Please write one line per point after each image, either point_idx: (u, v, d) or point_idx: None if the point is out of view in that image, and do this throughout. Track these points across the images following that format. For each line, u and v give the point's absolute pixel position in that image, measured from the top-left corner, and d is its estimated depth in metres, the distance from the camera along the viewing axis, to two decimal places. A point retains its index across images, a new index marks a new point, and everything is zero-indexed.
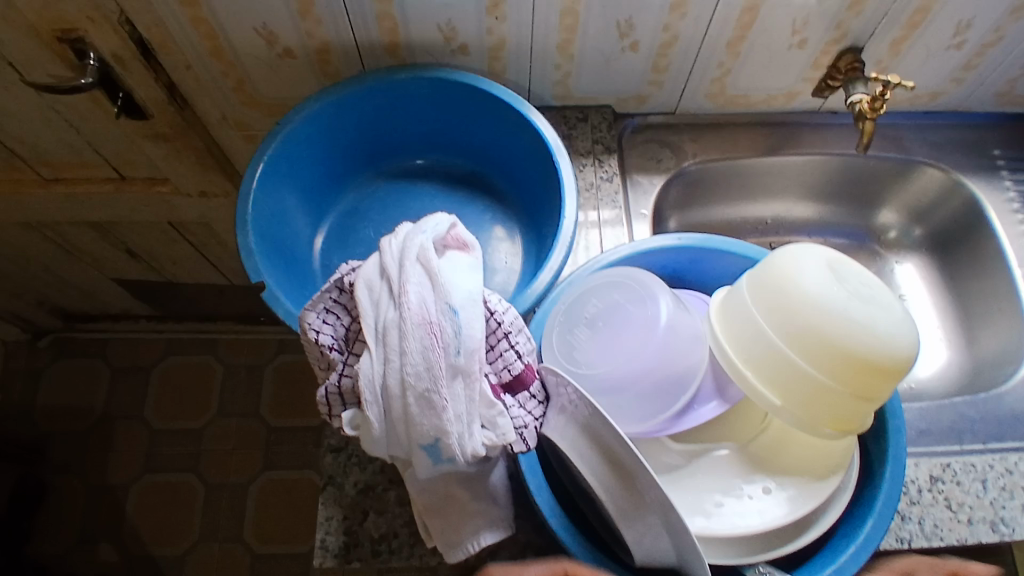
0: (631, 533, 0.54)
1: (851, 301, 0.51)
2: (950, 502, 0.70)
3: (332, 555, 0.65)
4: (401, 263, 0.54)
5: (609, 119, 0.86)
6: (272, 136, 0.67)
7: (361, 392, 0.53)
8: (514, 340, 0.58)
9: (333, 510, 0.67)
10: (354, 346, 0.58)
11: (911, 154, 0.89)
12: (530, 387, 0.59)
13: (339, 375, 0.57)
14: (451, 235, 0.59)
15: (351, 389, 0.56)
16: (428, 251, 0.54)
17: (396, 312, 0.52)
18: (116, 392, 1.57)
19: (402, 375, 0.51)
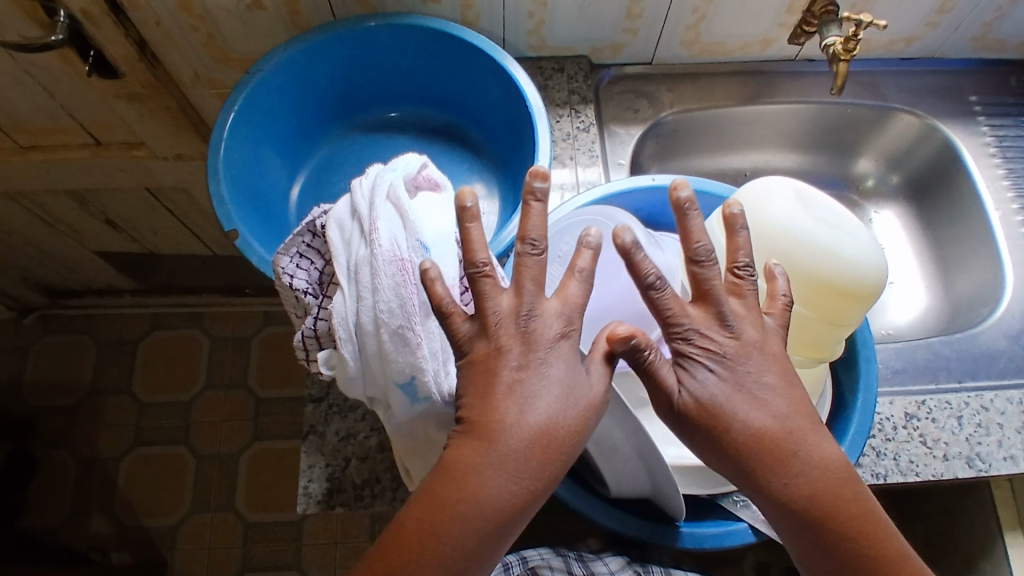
0: (607, 463, 0.54)
1: (814, 227, 0.51)
2: (925, 439, 0.70)
3: (316, 501, 0.66)
4: (372, 201, 0.54)
5: (585, 69, 0.85)
6: (243, 84, 0.67)
7: (335, 331, 0.53)
8: None
9: (317, 459, 0.67)
10: (327, 288, 0.58)
11: (886, 100, 0.89)
12: None
13: (314, 318, 0.56)
14: (421, 177, 0.59)
15: (327, 332, 0.56)
16: (397, 190, 0.55)
17: (367, 250, 0.52)
18: (104, 367, 1.57)
19: (375, 312, 0.51)
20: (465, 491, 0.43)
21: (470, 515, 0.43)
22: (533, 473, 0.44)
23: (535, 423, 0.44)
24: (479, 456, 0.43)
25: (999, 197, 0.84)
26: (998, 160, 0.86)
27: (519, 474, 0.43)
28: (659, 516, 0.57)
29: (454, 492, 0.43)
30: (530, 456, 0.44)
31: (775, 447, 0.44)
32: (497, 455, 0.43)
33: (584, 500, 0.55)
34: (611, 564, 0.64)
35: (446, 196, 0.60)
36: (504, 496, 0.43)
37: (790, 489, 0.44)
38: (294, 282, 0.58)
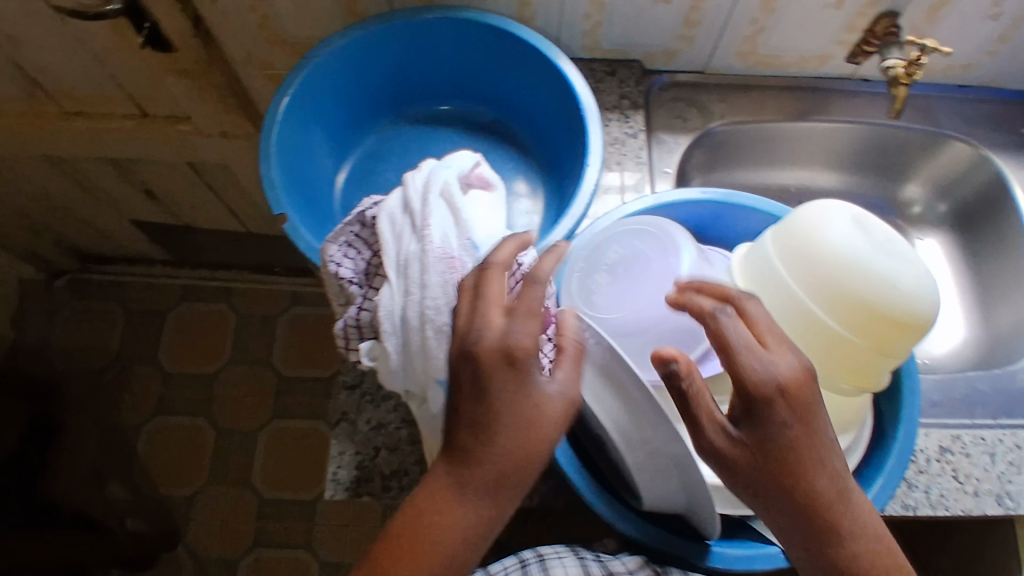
0: (645, 478, 0.54)
1: (875, 253, 0.50)
2: (956, 474, 0.69)
3: (344, 488, 0.66)
4: (425, 196, 0.55)
5: (637, 74, 0.85)
6: (299, 68, 0.67)
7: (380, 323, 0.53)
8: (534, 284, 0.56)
9: (348, 446, 0.68)
10: (372, 279, 0.58)
11: (940, 126, 0.87)
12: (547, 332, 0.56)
13: (358, 308, 0.57)
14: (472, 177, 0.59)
15: (369, 323, 0.56)
16: (451, 189, 0.55)
17: (418, 245, 0.53)
18: (131, 335, 1.59)
19: (421, 308, 0.51)
20: (432, 518, 0.43)
21: (436, 542, 0.43)
22: (502, 505, 0.43)
23: (505, 459, 0.43)
24: (453, 492, 0.43)
25: None
26: None
27: (481, 499, 0.43)
28: (690, 533, 0.57)
29: (436, 531, 0.43)
30: (497, 492, 0.43)
31: (833, 513, 0.44)
32: (473, 494, 0.43)
33: (616, 510, 0.55)
34: (629, 563, 0.61)
35: (496, 196, 0.60)
36: (467, 524, 0.43)
37: (841, 554, 0.45)
38: (340, 271, 0.58)
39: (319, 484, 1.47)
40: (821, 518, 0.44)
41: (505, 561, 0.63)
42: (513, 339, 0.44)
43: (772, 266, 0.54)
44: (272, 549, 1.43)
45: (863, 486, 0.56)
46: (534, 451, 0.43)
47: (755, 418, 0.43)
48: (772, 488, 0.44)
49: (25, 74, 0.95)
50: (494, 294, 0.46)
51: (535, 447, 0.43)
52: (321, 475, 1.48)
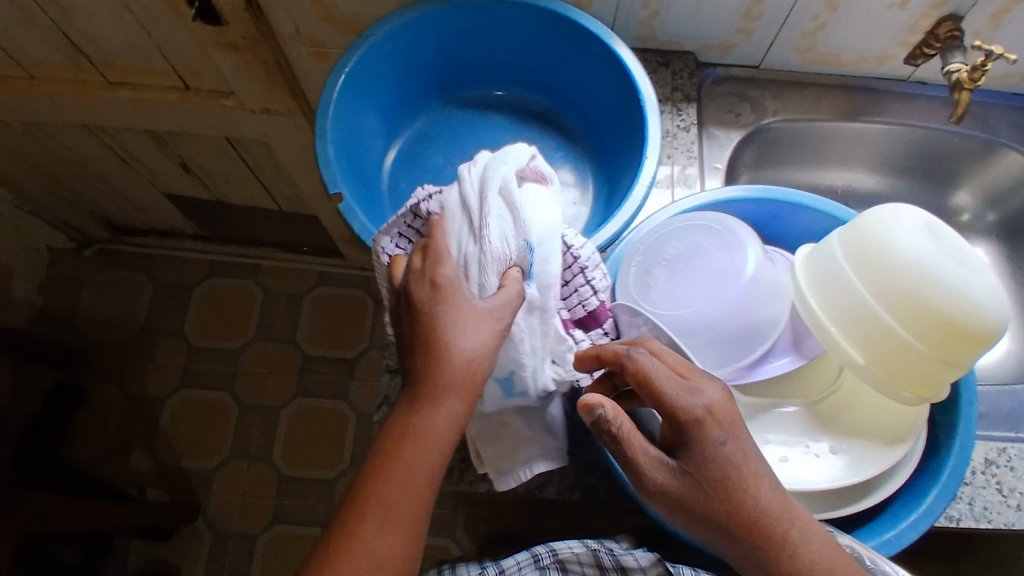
0: None
1: (947, 261, 0.49)
2: (1001, 487, 0.67)
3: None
4: (483, 194, 0.53)
5: (691, 66, 0.84)
6: (357, 47, 0.67)
7: None
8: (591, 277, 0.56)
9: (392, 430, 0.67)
10: None
11: (995, 133, 0.85)
12: (603, 324, 0.57)
13: None
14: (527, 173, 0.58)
15: None
16: (510, 185, 0.53)
17: (475, 247, 0.51)
18: (158, 306, 1.60)
19: None
20: (403, 435, 0.45)
21: (409, 457, 0.44)
22: (462, 406, 0.46)
23: (456, 369, 0.45)
24: (415, 405, 0.45)
25: None
26: None
27: (439, 405, 0.45)
28: None
29: (411, 445, 0.44)
30: (451, 396, 0.45)
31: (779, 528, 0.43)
32: (434, 402, 0.45)
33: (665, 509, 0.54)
34: (642, 559, 0.61)
35: (551, 190, 0.59)
36: (434, 431, 0.45)
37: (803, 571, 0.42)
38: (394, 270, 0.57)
39: (339, 463, 1.48)
40: (776, 542, 0.43)
41: (518, 556, 0.62)
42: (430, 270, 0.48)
43: (838, 268, 0.53)
44: (290, 526, 1.44)
45: (917, 497, 0.55)
46: (473, 354, 0.46)
47: (687, 445, 0.44)
48: (715, 514, 0.43)
49: (73, 42, 0.95)
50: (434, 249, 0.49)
51: (473, 352, 0.46)
52: (341, 455, 1.49)
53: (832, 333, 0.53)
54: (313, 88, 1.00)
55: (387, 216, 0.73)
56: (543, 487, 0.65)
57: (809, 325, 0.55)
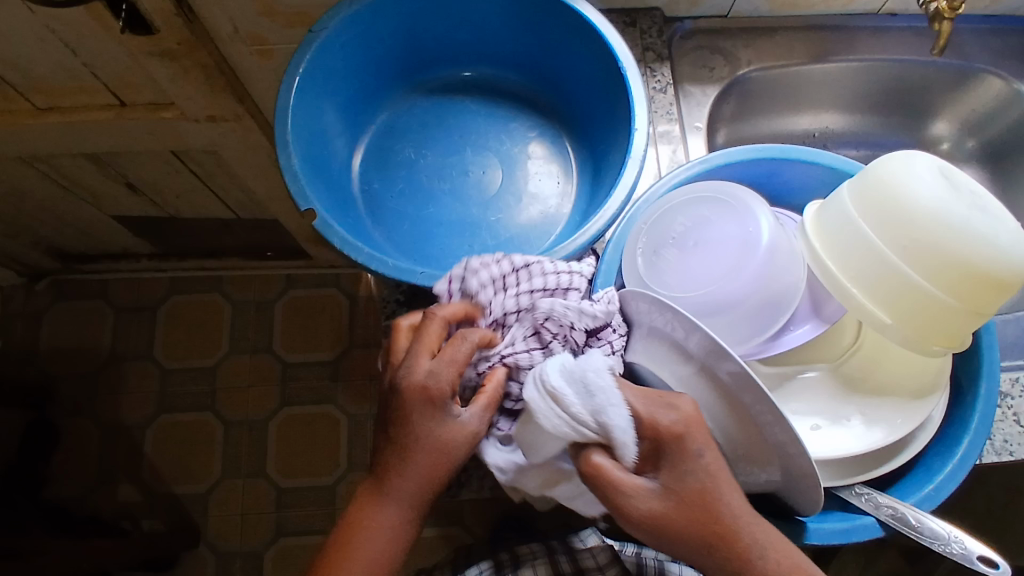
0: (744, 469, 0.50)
1: (969, 209, 0.47)
2: (1018, 418, 0.67)
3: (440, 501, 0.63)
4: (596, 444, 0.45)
5: (659, 23, 0.80)
6: (309, 43, 0.62)
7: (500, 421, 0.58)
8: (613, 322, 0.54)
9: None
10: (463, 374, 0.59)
11: (971, 60, 0.84)
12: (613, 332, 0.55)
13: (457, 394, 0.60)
14: (539, 382, 0.46)
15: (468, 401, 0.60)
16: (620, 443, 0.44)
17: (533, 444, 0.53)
18: (122, 333, 1.53)
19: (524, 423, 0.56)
20: (354, 525, 0.49)
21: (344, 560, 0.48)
22: (410, 515, 0.49)
23: (420, 477, 0.48)
24: (376, 500, 0.49)
25: None
26: None
27: (399, 510, 0.49)
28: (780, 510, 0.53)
29: (359, 536, 0.48)
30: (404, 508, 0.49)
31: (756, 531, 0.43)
32: (388, 510, 0.49)
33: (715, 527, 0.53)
34: (599, 557, 0.62)
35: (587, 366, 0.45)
36: (379, 546, 0.48)
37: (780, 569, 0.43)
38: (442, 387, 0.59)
39: (336, 467, 1.44)
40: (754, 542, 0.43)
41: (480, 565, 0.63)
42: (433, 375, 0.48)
43: (853, 225, 0.51)
44: (295, 538, 1.40)
45: (950, 446, 0.54)
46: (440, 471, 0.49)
47: (666, 459, 0.44)
48: (697, 526, 0.43)
49: None
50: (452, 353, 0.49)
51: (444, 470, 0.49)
52: (337, 459, 1.45)
53: (854, 294, 0.51)
54: (259, 89, 0.94)
55: (365, 222, 0.69)
56: None
57: (830, 288, 0.52)
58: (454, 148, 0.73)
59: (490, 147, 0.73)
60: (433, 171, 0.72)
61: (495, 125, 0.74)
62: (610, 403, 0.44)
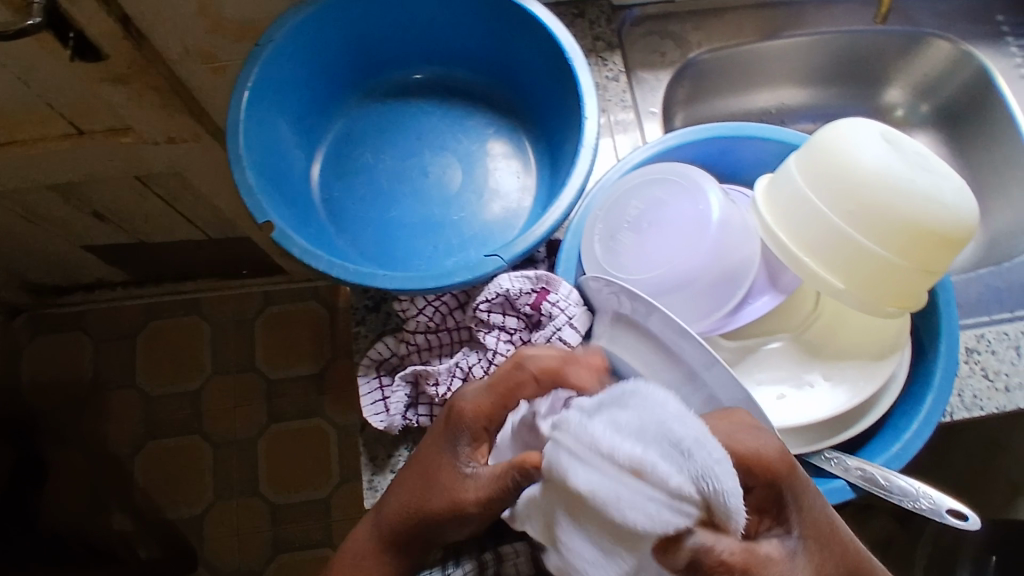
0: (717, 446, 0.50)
1: (912, 171, 0.48)
2: (986, 372, 0.68)
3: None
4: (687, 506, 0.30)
5: (607, 12, 0.81)
6: (255, 56, 0.62)
7: None
8: (553, 297, 0.56)
9: (399, 446, 0.64)
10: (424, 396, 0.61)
11: (918, 25, 0.86)
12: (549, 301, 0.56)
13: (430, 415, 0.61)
14: (606, 451, 0.31)
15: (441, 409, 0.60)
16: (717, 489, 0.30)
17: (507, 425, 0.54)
18: (103, 363, 1.52)
19: None
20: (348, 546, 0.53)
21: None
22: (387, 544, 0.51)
23: (397, 507, 0.50)
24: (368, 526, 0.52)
25: None
26: None
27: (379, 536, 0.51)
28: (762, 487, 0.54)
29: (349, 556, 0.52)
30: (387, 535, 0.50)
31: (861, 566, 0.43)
32: (370, 541, 0.51)
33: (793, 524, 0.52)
34: None
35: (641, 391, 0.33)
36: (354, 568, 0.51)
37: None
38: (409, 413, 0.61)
39: (329, 480, 1.44)
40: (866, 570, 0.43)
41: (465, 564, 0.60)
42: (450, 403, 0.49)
43: (802, 196, 0.51)
44: (293, 554, 1.40)
45: (916, 405, 0.54)
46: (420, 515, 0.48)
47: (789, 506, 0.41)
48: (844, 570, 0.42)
49: None
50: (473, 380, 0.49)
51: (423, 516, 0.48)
52: (330, 471, 1.45)
53: (810, 266, 0.51)
54: (216, 107, 0.94)
55: (329, 231, 0.69)
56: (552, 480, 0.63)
57: (783, 259, 0.52)
58: (413, 150, 0.73)
59: (446, 147, 0.73)
60: (394, 175, 0.72)
61: (449, 123, 0.74)
62: (695, 452, 0.30)
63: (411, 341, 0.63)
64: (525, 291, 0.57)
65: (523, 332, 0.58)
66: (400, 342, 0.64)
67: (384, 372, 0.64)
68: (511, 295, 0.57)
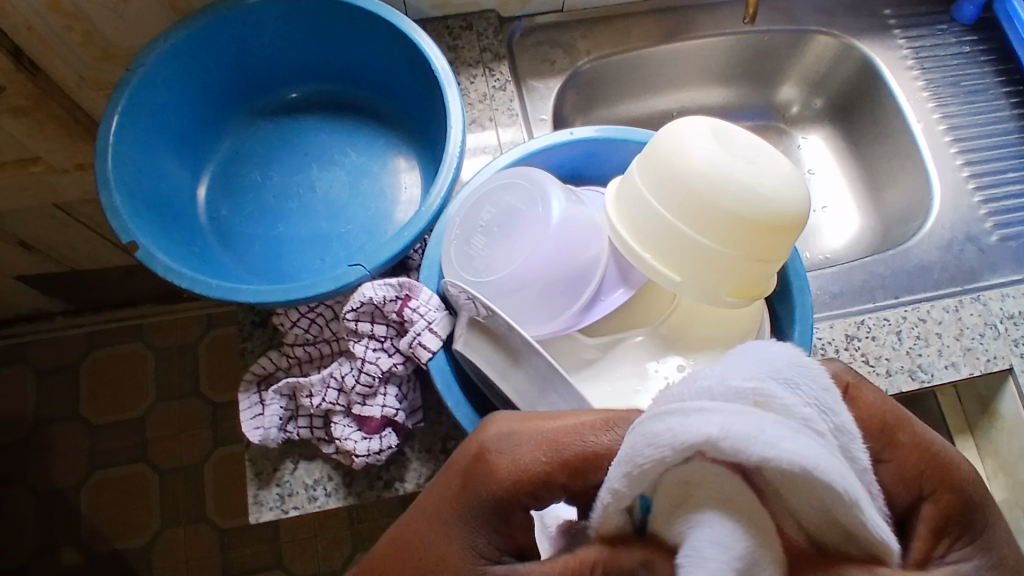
0: None
1: (735, 162, 0.49)
2: (867, 357, 0.70)
3: (337, 493, 0.63)
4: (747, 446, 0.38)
5: (494, 24, 0.82)
6: (125, 81, 0.62)
7: (342, 434, 0.59)
8: (417, 304, 0.56)
9: (285, 460, 0.64)
10: (302, 408, 0.61)
11: (803, 23, 0.88)
12: (415, 301, 0.57)
13: (308, 425, 0.61)
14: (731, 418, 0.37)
15: (319, 418, 0.61)
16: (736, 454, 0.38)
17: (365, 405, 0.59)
18: (46, 395, 1.50)
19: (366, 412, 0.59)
20: None
21: None
22: None
23: None
24: None
25: (921, 109, 0.84)
26: (916, 72, 0.86)
27: None
28: None
29: None
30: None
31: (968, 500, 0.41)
32: None
33: None
34: None
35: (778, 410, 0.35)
36: None
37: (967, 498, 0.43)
38: (285, 424, 0.61)
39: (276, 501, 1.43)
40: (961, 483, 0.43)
41: None
42: (492, 460, 0.40)
43: (640, 192, 0.53)
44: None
45: None
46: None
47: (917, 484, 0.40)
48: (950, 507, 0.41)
49: None
50: (526, 441, 0.40)
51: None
52: None
53: (649, 259, 0.53)
54: None
55: (214, 249, 0.69)
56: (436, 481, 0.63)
57: (626, 256, 0.54)
58: (299, 166, 0.74)
59: (333, 161, 0.74)
60: (280, 191, 0.72)
61: (335, 138, 0.75)
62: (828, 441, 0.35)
63: (292, 355, 0.63)
64: (389, 299, 0.57)
65: (393, 339, 0.59)
66: (282, 356, 0.64)
67: (266, 386, 0.64)
68: (370, 299, 0.58)
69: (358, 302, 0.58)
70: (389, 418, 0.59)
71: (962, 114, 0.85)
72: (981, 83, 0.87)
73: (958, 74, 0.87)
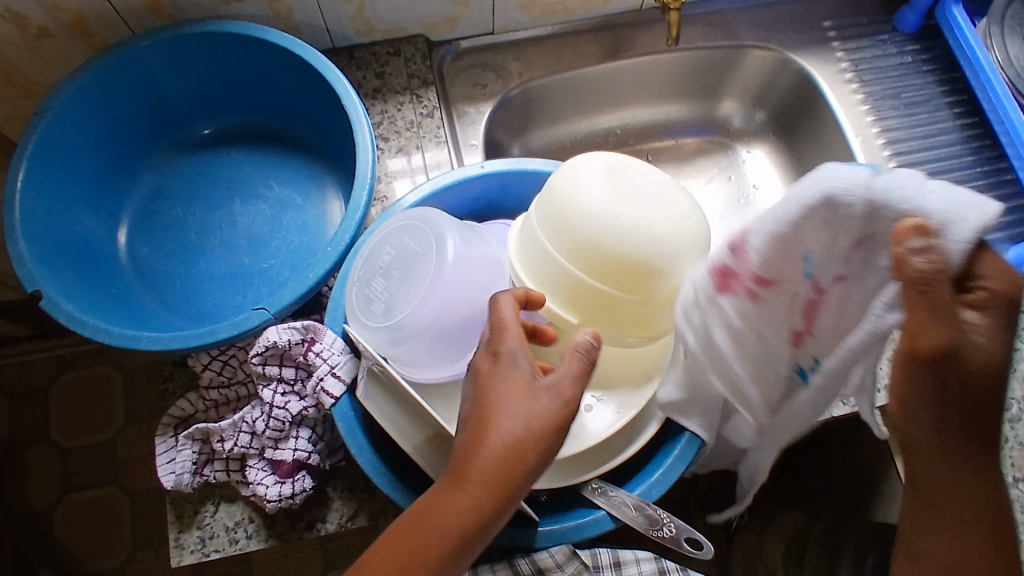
0: None
1: (625, 204, 0.49)
2: None
3: (257, 535, 0.61)
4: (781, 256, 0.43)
5: (422, 49, 0.81)
6: (32, 127, 0.61)
7: (257, 478, 0.58)
8: (321, 348, 0.57)
9: (206, 502, 0.62)
10: (217, 451, 0.60)
11: (739, 38, 0.87)
12: (317, 345, 0.57)
13: (224, 467, 0.60)
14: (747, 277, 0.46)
15: (233, 460, 0.60)
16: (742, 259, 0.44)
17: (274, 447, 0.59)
18: (16, 420, 1.45)
19: (279, 456, 0.59)
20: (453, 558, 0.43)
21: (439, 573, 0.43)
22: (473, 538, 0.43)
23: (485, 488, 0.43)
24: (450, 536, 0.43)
25: (859, 122, 0.83)
26: (855, 85, 0.85)
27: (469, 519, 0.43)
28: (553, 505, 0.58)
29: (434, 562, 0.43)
30: (508, 484, 0.43)
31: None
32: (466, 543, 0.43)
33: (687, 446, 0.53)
34: None
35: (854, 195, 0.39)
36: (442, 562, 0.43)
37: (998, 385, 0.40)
38: (197, 467, 0.60)
39: None
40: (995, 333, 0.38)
41: None
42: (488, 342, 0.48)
43: (534, 233, 0.53)
44: None
45: (674, 440, 0.58)
46: (542, 427, 0.44)
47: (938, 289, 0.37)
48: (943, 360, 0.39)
49: None
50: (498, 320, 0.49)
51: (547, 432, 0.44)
52: None
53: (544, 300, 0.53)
54: None
55: (135, 289, 0.69)
56: (353, 520, 0.61)
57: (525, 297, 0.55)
58: (221, 201, 0.73)
59: (256, 195, 0.73)
60: (202, 228, 0.72)
61: (257, 171, 0.75)
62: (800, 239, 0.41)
63: (208, 398, 0.63)
64: (293, 343, 0.58)
65: (301, 381, 0.60)
66: (200, 398, 0.64)
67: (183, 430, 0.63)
68: (273, 346, 0.58)
69: (262, 348, 0.58)
70: (301, 460, 0.59)
71: (902, 126, 0.83)
72: (924, 94, 0.85)
73: (899, 85, 0.85)
